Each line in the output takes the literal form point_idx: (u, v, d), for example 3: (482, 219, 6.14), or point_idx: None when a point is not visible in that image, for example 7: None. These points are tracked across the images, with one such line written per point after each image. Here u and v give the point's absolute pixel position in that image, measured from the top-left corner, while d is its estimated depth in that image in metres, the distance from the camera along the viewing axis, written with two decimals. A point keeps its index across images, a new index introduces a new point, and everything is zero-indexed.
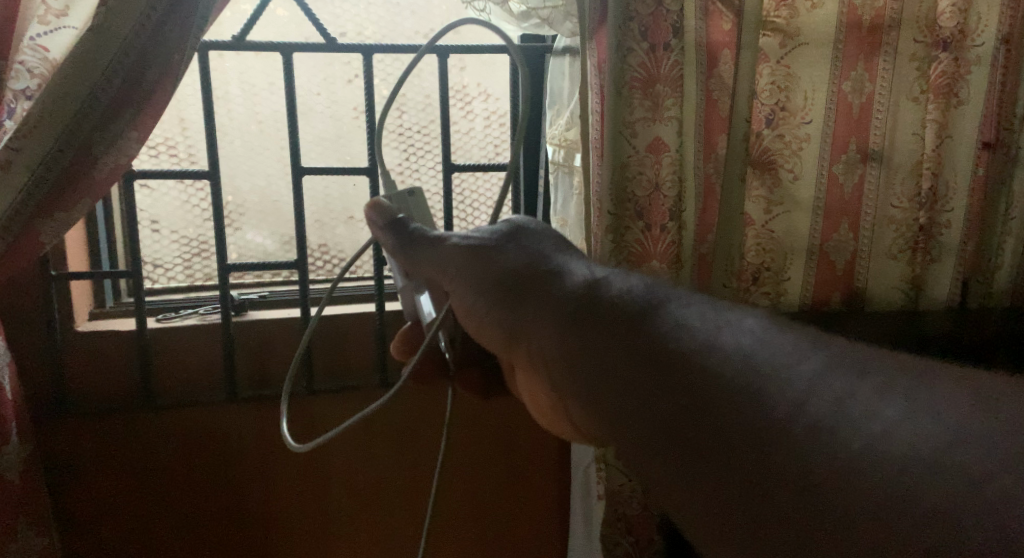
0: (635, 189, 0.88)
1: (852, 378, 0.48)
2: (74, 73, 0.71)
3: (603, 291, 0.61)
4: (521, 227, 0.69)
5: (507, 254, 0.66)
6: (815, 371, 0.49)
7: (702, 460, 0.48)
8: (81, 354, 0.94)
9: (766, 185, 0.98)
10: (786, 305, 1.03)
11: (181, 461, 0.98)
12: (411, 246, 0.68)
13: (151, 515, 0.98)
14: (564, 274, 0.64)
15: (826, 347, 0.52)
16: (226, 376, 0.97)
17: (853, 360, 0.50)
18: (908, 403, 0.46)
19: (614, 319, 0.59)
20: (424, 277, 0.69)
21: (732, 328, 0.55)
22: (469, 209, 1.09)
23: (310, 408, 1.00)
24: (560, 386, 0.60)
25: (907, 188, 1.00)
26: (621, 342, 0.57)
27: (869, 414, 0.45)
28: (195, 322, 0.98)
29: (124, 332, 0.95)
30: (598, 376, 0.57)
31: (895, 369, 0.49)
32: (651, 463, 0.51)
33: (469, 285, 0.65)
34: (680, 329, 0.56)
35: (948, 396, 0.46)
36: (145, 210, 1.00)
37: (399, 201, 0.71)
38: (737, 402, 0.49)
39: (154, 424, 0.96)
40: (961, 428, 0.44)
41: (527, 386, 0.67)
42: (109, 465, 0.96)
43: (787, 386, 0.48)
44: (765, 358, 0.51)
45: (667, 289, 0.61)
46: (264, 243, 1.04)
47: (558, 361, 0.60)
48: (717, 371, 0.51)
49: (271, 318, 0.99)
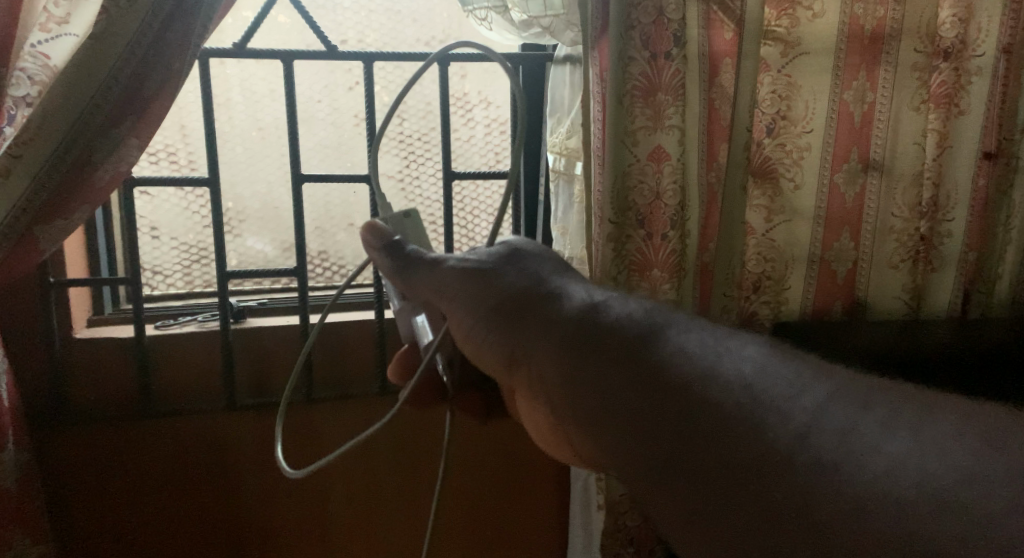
0: (635, 198, 0.88)
1: (854, 411, 0.48)
2: (76, 80, 0.71)
3: (602, 315, 0.61)
4: (518, 249, 0.68)
5: (505, 276, 0.66)
6: (817, 403, 0.49)
7: (703, 493, 0.48)
8: (79, 361, 0.94)
9: (767, 195, 0.98)
10: (786, 314, 1.03)
11: (180, 470, 0.97)
12: (407, 268, 0.67)
13: (149, 525, 0.97)
14: (563, 297, 0.64)
15: (830, 376, 0.51)
16: (226, 384, 0.97)
17: (857, 392, 0.50)
18: (912, 437, 0.45)
19: (613, 345, 0.58)
20: (420, 300, 0.68)
21: (732, 356, 0.55)
22: (470, 217, 1.09)
23: (310, 416, 1.00)
24: (558, 414, 0.60)
25: (908, 197, 1.00)
26: (620, 370, 0.56)
27: (875, 449, 0.45)
28: (194, 330, 0.97)
29: (124, 339, 0.95)
30: (598, 406, 0.56)
31: (899, 401, 0.49)
32: (653, 494, 0.50)
33: (466, 308, 0.65)
34: (680, 357, 0.55)
35: (954, 431, 0.46)
36: (145, 217, 1.00)
37: (395, 223, 0.70)
38: (737, 435, 0.49)
39: (151, 432, 0.96)
40: (969, 465, 0.43)
41: (528, 412, 0.66)
42: (106, 473, 0.95)
43: (789, 419, 0.48)
44: (767, 390, 0.51)
45: (667, 314, 0.61)
46: (263, 249, 1.04)
47: (557, 389, 0.60)
48: (718, 402, 0.51)
49: (270, 325, 0.99)
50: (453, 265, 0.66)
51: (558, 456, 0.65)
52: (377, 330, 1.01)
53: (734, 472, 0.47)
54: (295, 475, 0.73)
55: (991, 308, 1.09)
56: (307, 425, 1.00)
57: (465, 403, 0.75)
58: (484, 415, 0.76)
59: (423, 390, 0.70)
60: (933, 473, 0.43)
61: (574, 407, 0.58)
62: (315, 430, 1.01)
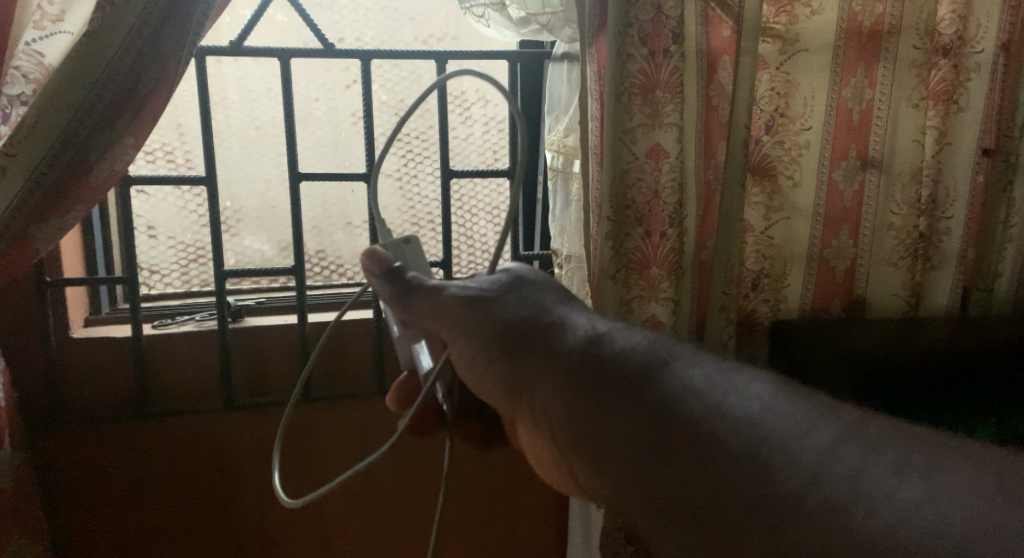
0: (634, 196, 0.88)
1: (864, 455, 0.49)
2: (69, 80, 0.71)
3: (606, 346, 0.61)
4: (520, 278, 0.68)
5: (506, 305, 0.65)
6: (826, 444, 0.50)
7: (711, 534, 0.49)
8: (76, 362, 0.94)
9: (765, 192, 0.98)
10: (785, 312, 1.03)
11: (176, 470, 0.97)
12: (407, 295, 0.66)
13: (147, 530, 0.97)
14: (565, 328, 0.63)
15: (838, 417, 0.52)
16: (224, 385, 0.97)
17: (866, 434, 0.50)
18: (924, 484, 0.46)
19: (618, 380, 0.58)
20: (421, 327, 0.67)
21: (739, 394, 0.55)
22: (468, 216, 1.09)
23: (309, 417, 1.00)
24: (564, 450, 0.60)
25: (907, 194, 1.00)
26: (626, 407, 0.56)
27: (888, 494, 0.46)
28: (192, 329, 0.97)
29: (121, 339, 0.94)
30: (604, 444, 0.56)
31: (908, 443, 0.50)
32: (660, 533, 0.51)
33: (467, 336, 0.64)
34: (685, 393, 0.55)
35: (966, 479, 0.46)
36: (143, 215, 0.99)
37: (395, 249, 0.69)
38: (747, 481, 0.49)
39: (148, 431, 0.96)
40: (983, 513, 0.44)
41: (529, 445, 0.66)
42: (102, 474, 0.95)
43: (798, 461, 0.49)
44: (775, 432, 0.51)
45: (671, 346, 0.61)
46: (262, 248, 1.04)
47: (560, 424, 0.60)
48: (727, 444, 0.51)
49: (268, 324, 0.99)
50: (454, 293, 0.65)
51: (560, 488, 0.65)
52: (376, 330, 1.01)
53: (744, 516, 0.48)
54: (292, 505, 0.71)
55: (991, 307, 1.09)
56: (307, 425, 0.99)
57: (466, 431, 0.73)
58: (484, 444, 0.73)
59: (422, 418, 0.69)
60: (944, 515, 0.44)
61: (579, 442, 0.58)
62: (313, 434, 0.99)
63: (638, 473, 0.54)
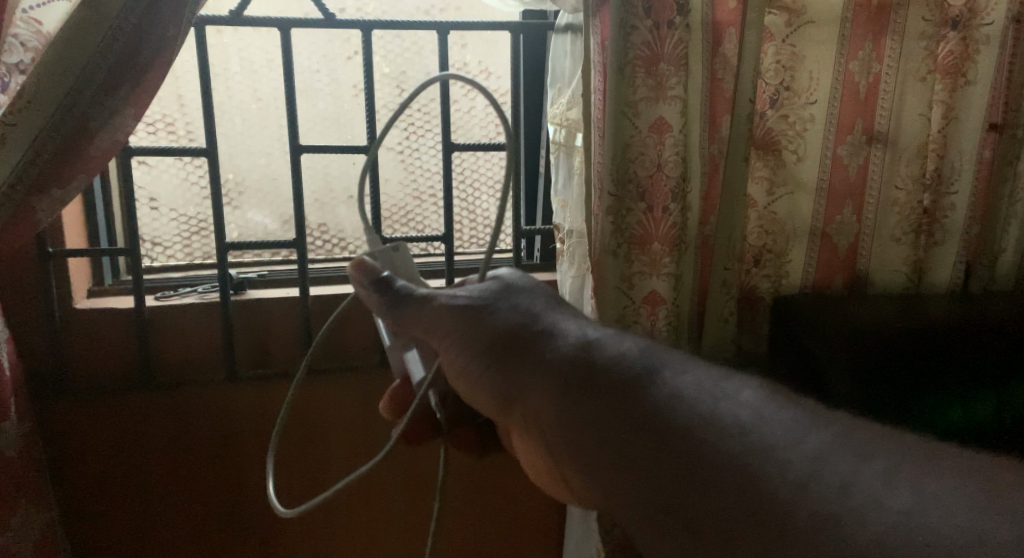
0: (637, 169, 0.87)
1: (853, 462, 0.50)
2: (67, 48, 0.70)
3: (597, 355, 0.61)
4: (511, 284, 0.68)
5: (497, 314, 0.64)
6: (816, 452, 0.51)
7: (702, 541, 0.49)
8: (79, 333, 0.94)
9: (769, 166, 0.98)
10: (787, 288, 1.04)
11: (180, 443, 0.98)
12: (397, 307, 0.65)
13: (150, 501, 0.98)
14: (556, 336, 0.63)
15: (828, 424, 0.53)
16: (226, 354, 0.97)
17: (857, 442, 0.52)
18: (914, 492, 0.47)
19: (610, 389, 0.59)
20: (412, 336, 0.66)
21: (731, 400, 0.56)
22: (470, 189, 1.09)
23: (312, 390, 1.01)
24: (557, 457, 0.60)
25: (912, 169, 0.99)
26: (619, 413, 0.57)
27: (877, 503, 0.47)
28: (194, 301, 0.97)
29: (122, 310, 0.94)
30: (597, 450, 0.57)
31: (898, 451, 0.51)
32: (652, 539, 0.52)
33: (459, 349, 0.63)
34: (676, 402, 0.56)
35: (955, 486, 0.48)
36: (144, 187, 0.99)
37: (384, 258, 0.69)
38: (739, 489, 0.50)
39: (151, 401, 0.96)
40: (974, 521, 0.45)
41: (523, 450, 0.66)
42: (106, 445, 0.96)
43: (788, 466, 0.50)
44: (766, 438, 0.52)
45: (663, 354, 0.62)
46: (264, 222, 1.04)
47: (554, 430, 0.60)
48: (717, 449, 0.52)
49: (269, 297, 0.99)
50: (445, 305, 0.64)
51: (553, 493, 0.66)
52: None
53: (733, 519, 0.49)
54: (290, 514, 0.71)
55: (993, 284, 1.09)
56: (313, 400, 1.01)
57: (461, 435, 0.74)
58: (479, 446, 0.76)
59: (415, 427, 0.69)
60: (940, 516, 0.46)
61: (571, 445, 0.58)
62: (314, 407, 1.01)
63: (630, 480, 0.54)
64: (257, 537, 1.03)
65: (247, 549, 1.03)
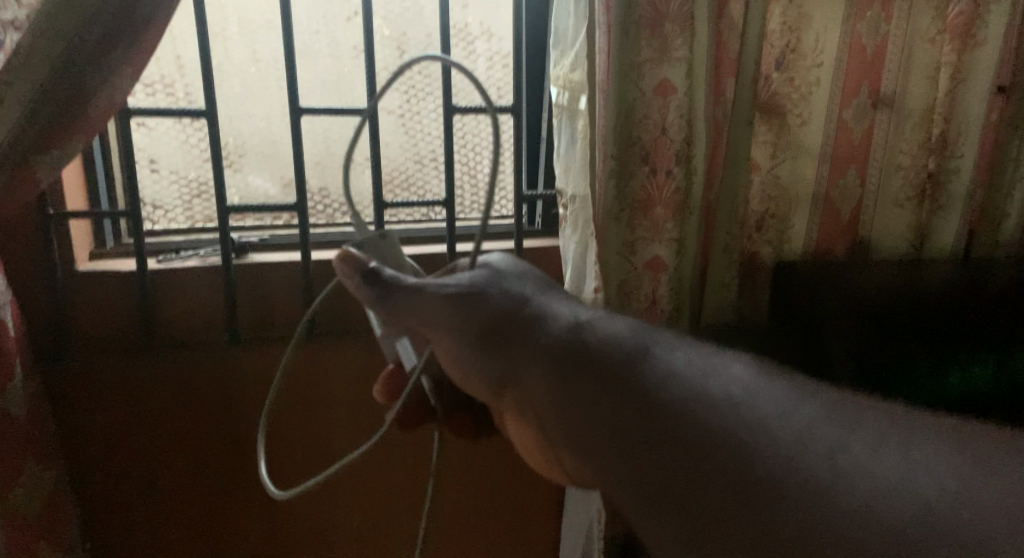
0: (641, 132, 0.87)
1: (842, 435, 0.50)
2: (63, 5, 0.69)
3: (588, 336, 0.62)
4: (501, 270, 0.68)
5: (490, 299, 0.65)
6: (805, 426, 0.51)
7: (697, 519, 0.49)
8: (82, 295, 0.94)
9: (774, 130, 0.97)
10: (789, 253, 1.03)
11: (183, 405, 0.99)
12: (389, 297, 0.64)
13: (155, 462, 1.00)
14: (548, 319, 0.64)
15: (814, 396, 0.54)
16: (228, 319, 0.97)
17: (844, 414, 0.52)
18: (900, 460, 0.48)
19: (599, 365, 0.59)
20: (403, 326, 0.66)
21: (720, 376, 0.56)
22: (471, 153, 1.08)
23: (314, 353, 1.01)
24: (551, 435, 0.61)
25: (918, 133, 0.98)
26: (608, 390, 0.58)
27: (865, 474, 0.47)
28: (196, 264, 0.97)
29: (124, 273, 0.95)
30: (588, 429, 0.57)
31: (887, 420, 0.51)
32: (646, 521, 0.51)
33: (454, 337, 0.64)
34: (668, 378, 0.56)
35: (941, 453, 0.48)
36: (143, 149, 0.99)
37: (372, 245, 0.70)
38: (733, 465, 0.49)
39: (155, 363, 0.97)
40: (961, 489, 0.46)
41: (517, 430, 0.68)
42: (111, 407, 0.97)
43: (779, 442, 0.50)
44: (754, 414, 0.52)
45: (652, 332, 0.63)
46: (264, 186, 1.03)
47: (549, 410, 0.60)
48: (710, 425, 0.52)
49: (271, 261, 0.99)
50: (438, 294, 0.64)
51: (546, 472, 0.67)
52: None
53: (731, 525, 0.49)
54: (284, 497, 0.72)
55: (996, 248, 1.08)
56: (315, 362, 1.01)
57: (454, 421, 0.74)
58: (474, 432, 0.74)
59: (408, 411, 0.71)
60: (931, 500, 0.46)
61: (562, 422, 0.59)
62: (316, 371, 1.02)
63: (620, 457, 0.54)
64: (258, 506, 1.04)
65: (248, 518, 1.04)
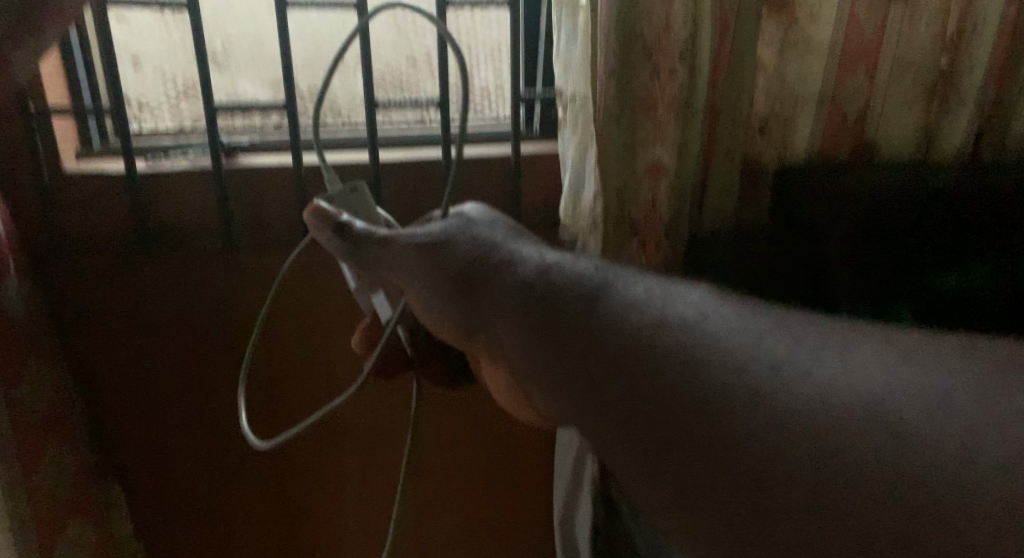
0: (644, 26, 0.84)
1: (787, 344, 0.53)
2: None
3: (552, 275, 0.65)
4: (470, 220, 0.71)
5: (457, 247, 0.68)
6: (752, 339, 0.54)
7: (660, 444, 0.51)
8: (71, 197, 0.92)
9: (782, 25, 0.93)
10: (792, 157, 1.01)
11: (181, 308, 0.99)
12: (359, 249, 0.67)
13: (157, 363, 1.01)
14: (515, 262, 0.67)
15: (761, 316, 0.58)
16: (222, 223, 0.96)
17: (790, 328, 0.55)
18: (839, 360, 0.51)
19: (560, 301, 0.63)
20: (375, 277, 0.69)
21: (677, 301, 0.60)
22: (465, 51, 1.04)
23: (311, 256, 1.01)
24: (518, 369, 0.64)
25: (932, 27, 0.95)
26: (566, 326, 0.61)
27: (806, 375, 0.50)
28: (186, 166, 0.95)
29: (114, 175, 0.92)
30: (551, 362, 0.61)
31: (833, 332, 0.54)
32: (614, 449, 0.54)
33: (422, 283, 0.66)
34: (625, 305, 0.60)
35: (877, 353, 0.51)
36: (124, 45, 0.95)
37: (343, 200, 0.73)
38: (684, 383, 0.53)
39: (151, 266, 0.97)
40: (912, 384, 0.48)
41: (491, 375, 0.71)
42: (109, 310, 0.97)
43: (727, 356, 0.53)
44: (694, 339, 0.56)
45: (615, 270, 0.66)
46: (255, 90, 1.01)
47: (516, 347, 0.64)
48: (665, 343, 0.56)
49: (263, 164, 0.96)
50: (404, 243, 0.67)
51: (523, 416, 0.70)
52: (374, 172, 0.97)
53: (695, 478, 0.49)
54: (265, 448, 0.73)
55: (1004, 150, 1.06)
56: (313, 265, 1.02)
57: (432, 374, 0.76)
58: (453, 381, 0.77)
59: (386, 362, 0.72)
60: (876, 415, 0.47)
61: (529, 355, 0.62)
62: (315, 277, 1.03)
63: (585, 386, 0.58)
64: (256, 430, 1.08)
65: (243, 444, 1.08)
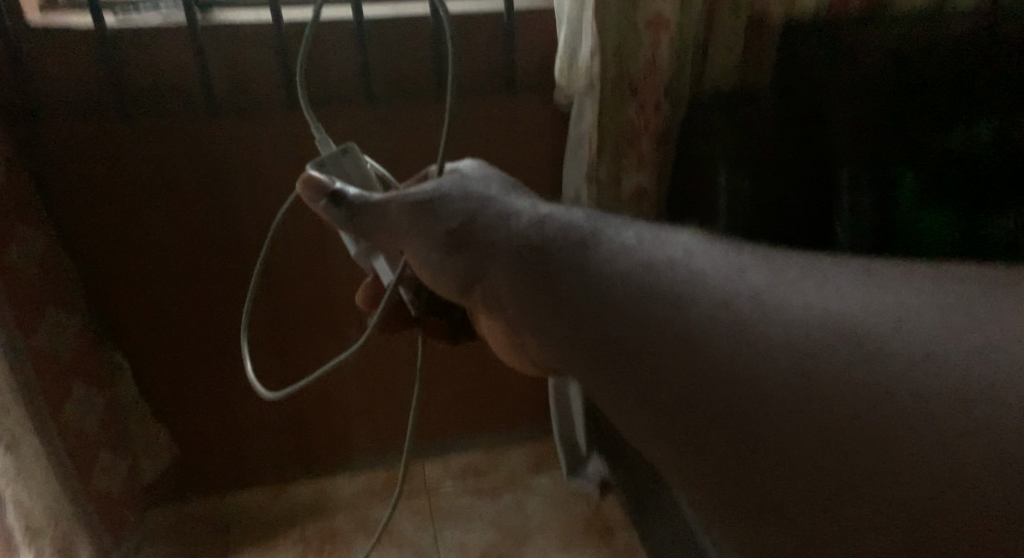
0: None
1: (801, 291, 0.47)
2: None
3: (550, 225, 0.55)
4: (467, 177, 0.62)
5: (450, 204, 0.58)
6: (756, 287, 0.48)
7: (665, 406, 0.45)
8: (39, 54, 0.85)
9: None
10: (802, 11, 0.94)
11: (161, 168, 0.96)
12: (361, 213, 0.60)
13: (140, 224, 0.99)
14: (509, 214, 0.57)
15: (756, 259, 0.51)
16: (203, 85, 0.91)
17: (776, 264, 0.50)
18: (818, 289, 0.47)
19: (552, 257, 0.53)
20: (375, 241, 0.62)
21: (666, 245, 0.53)
22: None
23: (296, 118, 0.97)
24: (515, 324, 0.55)
25: None
26: (559, 296, 0.52)
27: (806, 305, 0.46)
28: (158, 22, 0.88)
29: (82, 28, 0.86)
30: (552, 344, 0.52)
31: (846, 272, 0.49)
32: (631, 410, 0.47)
33: (423, 249, 0.58)
34: (617, 253, 0.52)
35: (889, 291, 0.46)
36: None
37: (334, 164, 0.65)
38: (681, 330, 0.46)
39: (130, 126, 0.93)
40: (928, 341, 0.42)
41: (488, 325, 0.62)
42: (87, 168, 0.94)
43: (729, 305, 0.47)
44: (694, 294, 0.48)
45: (607, 217, 0.58)
46: None
47: (511, 299, 0.54)
48: (665, 295, 0.49)
49: (240, 20, 0.89)
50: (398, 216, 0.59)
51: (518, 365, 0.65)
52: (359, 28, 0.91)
53: (717, 488, 0.42)
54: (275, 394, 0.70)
55: None
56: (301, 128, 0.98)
57: (432, 325, 0.72)
58: (452, 335, 0.74)
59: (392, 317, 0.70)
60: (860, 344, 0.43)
61: (528, 330, 0.54)
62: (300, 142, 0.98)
63: (573, 331, 0.51)
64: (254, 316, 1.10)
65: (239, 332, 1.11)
